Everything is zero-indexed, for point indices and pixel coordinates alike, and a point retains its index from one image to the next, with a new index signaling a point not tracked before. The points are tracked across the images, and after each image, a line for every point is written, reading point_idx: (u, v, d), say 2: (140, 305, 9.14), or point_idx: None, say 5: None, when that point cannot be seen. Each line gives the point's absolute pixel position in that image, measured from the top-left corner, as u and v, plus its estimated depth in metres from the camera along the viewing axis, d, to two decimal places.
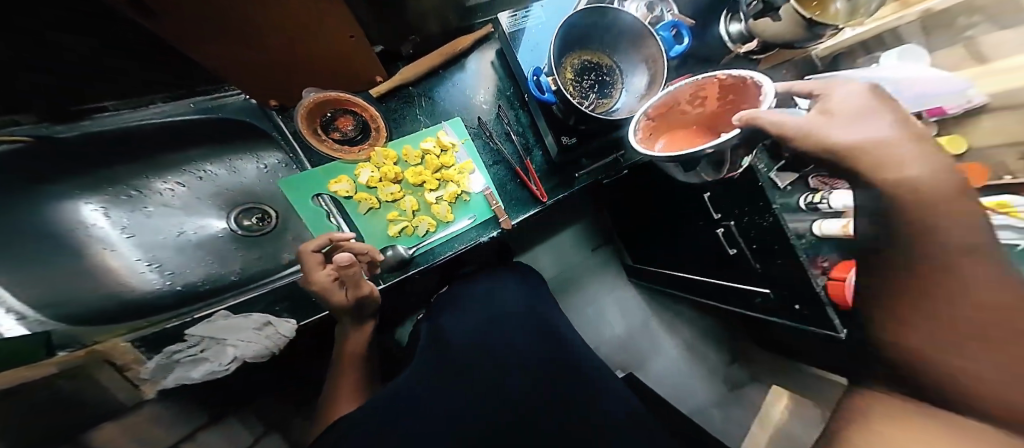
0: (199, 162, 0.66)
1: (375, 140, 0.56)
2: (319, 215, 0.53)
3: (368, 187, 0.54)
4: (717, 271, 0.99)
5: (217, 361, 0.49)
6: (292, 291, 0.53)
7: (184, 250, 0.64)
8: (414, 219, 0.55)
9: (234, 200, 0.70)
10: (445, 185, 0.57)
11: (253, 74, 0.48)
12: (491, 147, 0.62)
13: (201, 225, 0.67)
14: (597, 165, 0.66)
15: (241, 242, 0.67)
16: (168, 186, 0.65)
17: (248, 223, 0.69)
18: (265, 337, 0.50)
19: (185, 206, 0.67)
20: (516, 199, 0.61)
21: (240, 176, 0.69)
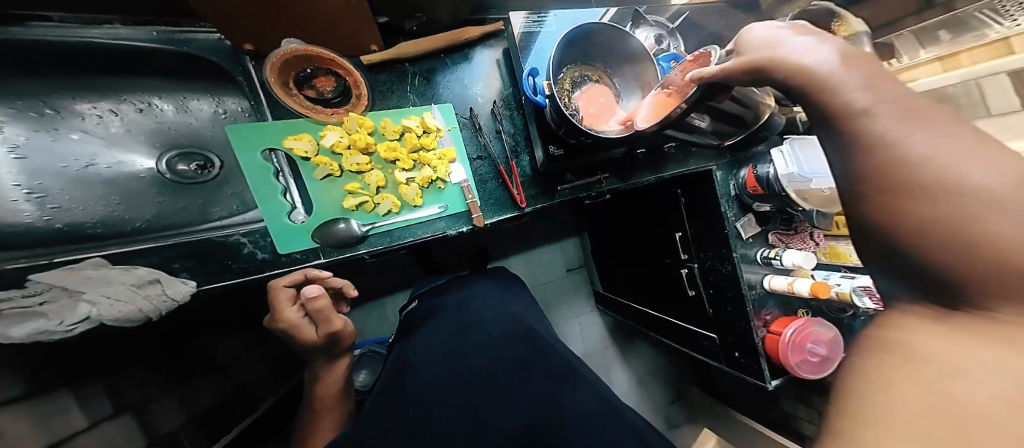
0: (145, 93, 0.56)
1: (353, 106, 0.49)
2: (266, 171, 0.47)
3: (331, 151, 0.48)
4: (674, 310, 1.01)
5: (59, 319, 0.36)
6: (203, 251, 0.46)
7: (90, 185, 0.50)
8: (376, 197, 0.50)
9: (176, 142, 0.59)
10: (419, 169, 0.53)
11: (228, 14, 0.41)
12: (479, 142, 0.59)
13: (122, 161, 0.54)
14: (581, 183, 0.65)
15: (171, 188, 0.56)
16: (93, 111, 0.52)
17: (184, 169, 0.58)
18: (143, 297, 0.41)
19: (107, 138, 0.54)
20: (495, 199, 0.59)
21: (192, 118, 0.59)
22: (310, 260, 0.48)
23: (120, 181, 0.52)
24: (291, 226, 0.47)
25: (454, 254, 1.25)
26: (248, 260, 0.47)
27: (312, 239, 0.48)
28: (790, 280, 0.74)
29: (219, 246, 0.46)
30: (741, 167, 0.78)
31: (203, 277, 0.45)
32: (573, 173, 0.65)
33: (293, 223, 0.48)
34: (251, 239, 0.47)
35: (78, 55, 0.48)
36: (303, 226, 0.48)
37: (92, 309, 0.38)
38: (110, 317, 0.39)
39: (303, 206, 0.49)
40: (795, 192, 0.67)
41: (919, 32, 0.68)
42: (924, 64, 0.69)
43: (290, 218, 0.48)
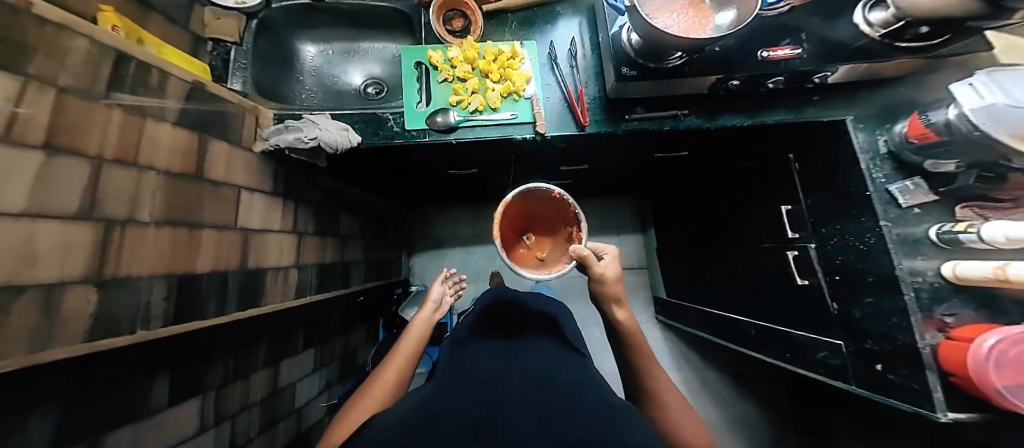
0: (370, 41, 0.81)
1: (470, 35, 0.68)
2: (410, 73, 0.67)
3: (450, 63, 0.67)
4: (767, 311, 0.77)
5: (305, 134, 0.58)
6: (368, 120, 0.65)
7: (330, 93, 0.78)
8: (469, 97, 0.65)
9: (373, 73, 0.81)
10: (503, 82, 0.66)
11: None
12: (555, 72, 0.69)
13: (346, 82, 0.81)
14: (651, 116, 0.66)
15: (361, 101, 0.79)
16: (346, 50, 0.82)
17: (371, 90, 0.80)
18: (339, 133, 0.59)
19: (345, 67, 0.81)
20: (562, 120, 0.67)
21: (387, 58, 0.81)
22: (420, 137, 0.64)
23: (342, 94, 0.79)
24: (416, 110, 0.65)
25: None
26: (388, 130, 0.64)
27: (425, 122, 0.64)
28: (998, 263, 0.45)
29: (376, 118, 0.65)
30: (897, 121, 0.61)
31: (366, 135, 0.63)
32: (643, 107, 0.67)
33: (417, 108, 0.65)
34: (393, 117, 0.65)
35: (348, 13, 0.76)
36: (421, 111, 0.65)
37: (318, 134, 0.58)
38: (325, 142, 0.58)
39: (425, 99, 0.66)
40: (1012, 133, 0.45)
41: None
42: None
43: (416, 105, 0.65)
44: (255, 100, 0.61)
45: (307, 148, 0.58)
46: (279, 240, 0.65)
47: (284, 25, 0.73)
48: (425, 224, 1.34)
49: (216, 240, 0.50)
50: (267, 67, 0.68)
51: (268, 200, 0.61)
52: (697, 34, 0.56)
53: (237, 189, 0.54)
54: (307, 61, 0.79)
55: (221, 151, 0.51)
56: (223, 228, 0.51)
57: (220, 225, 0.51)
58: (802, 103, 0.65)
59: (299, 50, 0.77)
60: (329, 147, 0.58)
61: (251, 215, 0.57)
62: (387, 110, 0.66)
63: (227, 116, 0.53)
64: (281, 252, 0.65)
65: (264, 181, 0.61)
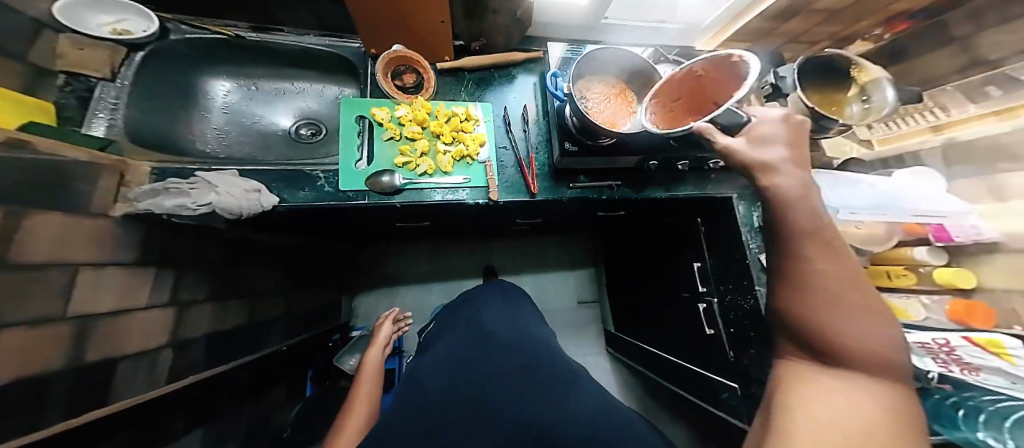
0: (304, 79, 0.74)
1: (421, 93, 0.67)
2: (352, 128, 0.64)
3: (398, 121, 0.65)
4: (688, 353, 0.89)
5: (195, 200, 0.48)
6: (288, 176, 0.59)
7: (248, 134, 0.69)
8: (418, 159, 0.63)
9: (307, 114, 0.74)
10: (456, 144, 0.67)
11: (366, 28, 0.61)
12: (508, 135, 0.72)
13: (272, 122, 0.72)
14: (592, 185, 0.72)
15: (290, 144, 0.71)
16: (275, 87, 0.74)
17: (303, 133, 0.73)
18: (244, 196, 0.51)
19: (271, 104, 0.73)
20: (513, 184, 0.69)
21: (324, 99, 0.74)
22: (356, 199, 0.59)
23: (265, 135, 0.70)
24: (355, 169, 0.61)
25: (463, 262, 1.34)
26: (314, 189, 0.59)
27: (365, 182, 0.60)
28: None
29: (299, 175, 0.59)
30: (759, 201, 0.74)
31: (285, 194, 0.56)
32: (586, 176, 0.73)
33: (356, 167, 0.61)
34: (326, 176, 0.60)
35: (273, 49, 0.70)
36: (361, 171, 0.61)
37: (215, 199, 0.49)
38: (222, 208, 0.50)
39: (367, 157, 0.63)
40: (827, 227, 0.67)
41: (964, 86, 0.68)
42: (974, 118, 0.66)
43: (355, 163, 0.62)
44: (130, 154, 0.51)
45: (197, 213, 0.49)
46: (146, 317, 0.51)
47: (186, 59, 0.65)
48: (371, 260, 1.29)
49: (30, 343, 0.36)
50: (151, 107, 0.58)
51: (132, 275, 0.49)
52: (614, 124, 0.62)
53: (75, 268, 0.42)
54: (219, 98, 0.69)
55: (48, 222, 0.38)
56: (36, 322, 0.37)
57: (35, 320, 0.37)
58: (697, 179, 0.78)
59: (210, 86, 0.68)
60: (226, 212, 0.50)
61: (92, 295, 0.44)
62: (319, 167, 0.61)
63: (71, 180, 0.42)
64: (143, 336, 0.50)
65: (126, 249, 0.48)
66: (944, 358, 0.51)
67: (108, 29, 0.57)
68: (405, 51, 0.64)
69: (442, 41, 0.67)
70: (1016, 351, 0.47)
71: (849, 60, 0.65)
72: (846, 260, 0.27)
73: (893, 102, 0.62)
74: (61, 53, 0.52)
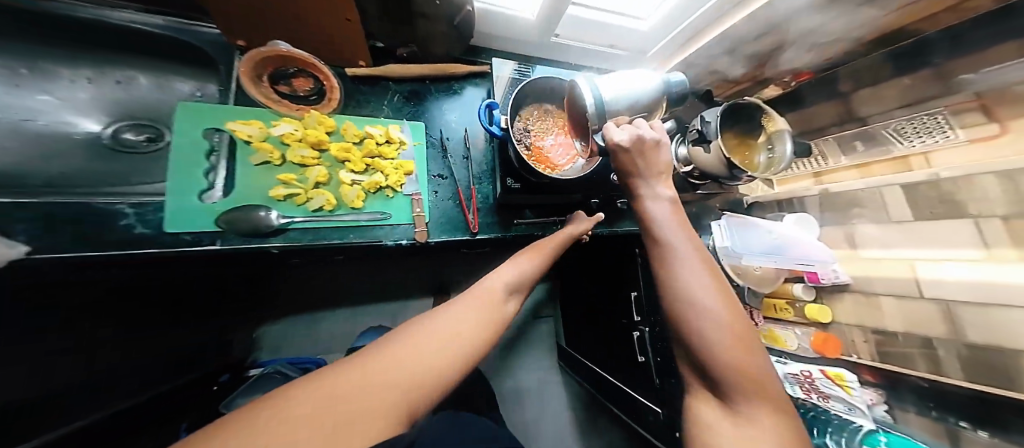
0: (127, 70, 0.63)
1: (318, 107, 0.53)
2: (198, 149, 0.47)
3: (280, 141, 0.50)
4: (627, 377, 0.93)
5: None
6: (84, 214, 0.39)
7: (26, 133, 0.53)
8: (309, 191, 0.49)
9: (131, 113, 0.63)
10: (371, 173, 0.54)
11: (232, 17, 0.45)
12: (443, 162, 0.62)
13: (70, 121, 0.58)
14: (538, 221, 0.67)
15: (101, 151, 0.57)
16: (75, 78, 0.60)
17: (128, 137, 0.61)
18: None
19: (70, 100, 0.59)
20: (448, 222, 0.60)
21: (157, 95, 0.65)
22: (202, 243, 0.43)
23: (53, 137, 0.55)
24: (200, 203, 0.44)
25: (401, 279, 1.21)
26: (120, 234, 0.40)
27: (216, 222, 0.44)
28: None
29: (99, 212, 0.40)
30: None
31: (72, 242, 0.37)
32: (532, 210, 0.68)
33: (202, 201, 0.45)
34: (140, 212, 0.42)
35: (71, 27, 0.58)
36: (209, 206, 0.44)
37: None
38: None
39: (221, 188, 0.46)
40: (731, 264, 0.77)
41: (839, 139, 0.77)
42: (842, 169, 0.78)
43: (202, 197, 0.45)
44: None
45: None
46: None
47: None
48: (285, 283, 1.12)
49: None
50: None
51: None
52: (556, 164, 0.56)
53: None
54: None
55: None
56: None
57: None
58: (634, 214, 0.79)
59: None
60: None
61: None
62: (142, 200, 0.43)
63: None
64: None
65: None
66: (806, 386, 0.73)
67: None
68: (293, 53, 0.48)
69: (348, 41, 0.53)
70: (850, 383, 0.67)
71: (763, 109, 0.70)
72: (732, 332, 0.32)
73: (789, 157, 0.67)
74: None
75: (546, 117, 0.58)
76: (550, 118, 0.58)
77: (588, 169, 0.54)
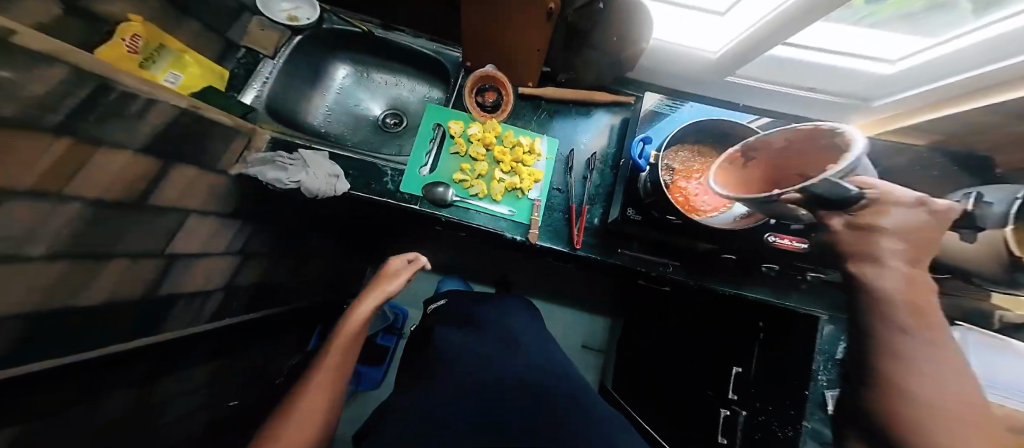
0: (404, 75, 0.81)
1: (498, 114, 0.65)
2: (425, 136, 0.65)
3: (468, 138, 0.65)
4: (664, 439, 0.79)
5: (286, 176, 0.55)
6: (362, 167, 0.61)
7: (350, 116, 0.79)
8: (473, 180, 0.63)
9: (398, 107, 0.82)
10: (512, 175, 0.65)
11: (468, 43, 0.60)
12: (566, 176, 0.67)
13: (370, 108, 0.81)
14: (644, 257, 0.65)
15: (376, 134, 0.79)
16: (381, 77, 0.82)
17: (392, 125, 0.81)
18: (326, 181, 0.57)
19: (374, 92, 0.82)
20: (554, 232, 0.65)
21: (415, 98, 0.82)
22: (411, 202, 0.60)
23: (361, 120, 0.79)
24: (417, 174, 0.62)
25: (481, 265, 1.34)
26: (382, 185, 0.61)
27: (422, 189, 0.61)
28: None
29: (371, 167, 0.61)
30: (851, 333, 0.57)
31: (356, 183, 0.59)
32: (639, 243, 0.66)
33: (419, 173, 0.62)
34: (393, 174, 0.62)
35: (388, 46, 0.77)
36: (420, 177, 0.62)
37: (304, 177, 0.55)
38: (306, 187, 0.55)
39: (430, 165, 0.63)
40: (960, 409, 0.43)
41: None
42: None
43: (419, 169, 0.62)
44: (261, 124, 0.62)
45: (286, 189, 0.56)
46: (214, 261, 0.57)
47: (326, 47, 0.76)
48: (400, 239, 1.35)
49: (126, 273, 0.41)
50: (289, 84, 0.71)
51: (219, 224, 0.56)
52: (696, 208, 0.52)
53: (186, 213, 0.48)
54: (335, 80, 0.80)
55: (184, 174, 0.46)
56: (142, 255, 0.43)
57: (138, 253, 0.42)
58: (776, 285, 0.67)
59: (332, 69, 0.79)
60: (312, 195, 0.56)
61: (191, 238, 0.50)
62: (390, 164, 0.63)
63: (212, 140, 0.50)
64: (207, 276, 0.55)
65: (222, 201, 0.55)
66: None
67: (286, 13, 0.69)
68: (495, 72, 0.64)
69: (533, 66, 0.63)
70: None
71: None
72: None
73: None
74: (250, 32, 0.66)
75: (689, 155, 0.54)
76: (692, 156, 0.54)
77: (737, 226, 0.48)
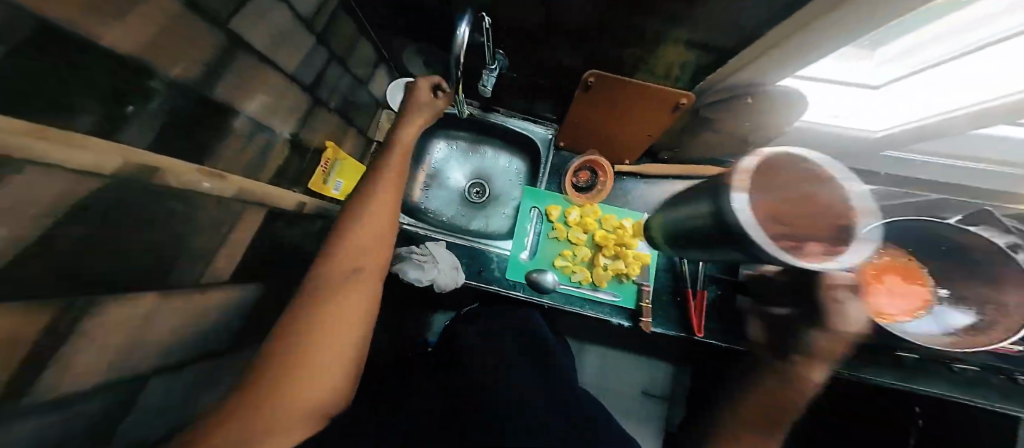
0: (495, 148, 0.83)
1: (597, 196, 0.66)
2: (523, 219, 0.68)
3: (567, 222, 0.66)
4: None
5: (423, 273, 0.61)
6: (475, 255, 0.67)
7: (444, 188, 0.82)
8: (575, 266, 0.63)
9: (487, 178, 0.83)
10: (615, 259, 0.62)
11: (568, 133, 0.62)
12: (673, 257, 0.64)
13: (459, 179, 0.83)
14: (790, 351, 0.54)
15: (466, 205, 0.81)
16: (473, 149, 0.84)
17: (480, 196, 0.82)
18: (451, 274, 0.62)
19: (465, 164, 0.83)
20: (667, 318, 0.60)
21: (505, 169, 0.82)
22: (514, 290, 0.62)
23: (453, 192, 0.82)
24: (519, 261, 0.65)
25: None
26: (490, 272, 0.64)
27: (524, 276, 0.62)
28: None
29: (481, 255, 0.68)
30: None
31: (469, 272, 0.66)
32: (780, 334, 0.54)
33: (521, 259, 0.66)
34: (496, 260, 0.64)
35: (485, 125, 0.79)
36: (523, 263, 0.65)
37: (435, 274, 0.61)
38: (439, 283, 0.61)
39: (529, 250, 0.66)
40: None
41: None
42: None
43: (522, 254, 0.65)
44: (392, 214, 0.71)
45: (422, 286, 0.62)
46: None
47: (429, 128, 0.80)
48: None
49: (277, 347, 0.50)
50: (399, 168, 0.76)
51: None
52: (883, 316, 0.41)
53: None
54: (432, 154, 0.82)
55: None
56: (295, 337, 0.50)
57: None
58: (1000, 388, 0.50)
59: (431, 144, 0.82)
60: (446, 288, 0.62)
61: None
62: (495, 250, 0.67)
63: None
64: None
65: None
66: None
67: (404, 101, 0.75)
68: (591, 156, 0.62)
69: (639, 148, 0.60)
70: None
71: None
72: None
73: None
74: (382, 126, 0.76)
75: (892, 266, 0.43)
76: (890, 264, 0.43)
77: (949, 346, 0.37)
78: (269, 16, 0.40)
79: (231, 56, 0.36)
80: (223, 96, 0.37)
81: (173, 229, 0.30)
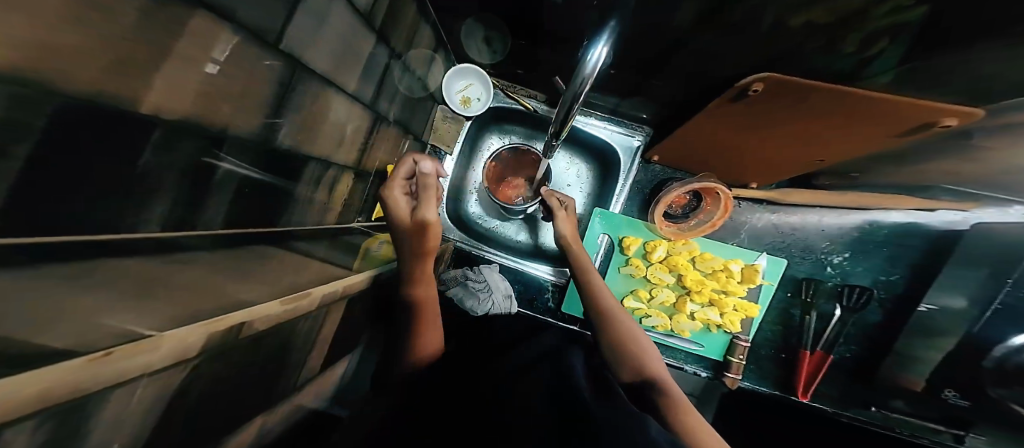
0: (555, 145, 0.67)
1: (706, 227, 0.57)
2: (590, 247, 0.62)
3: (647, 257, 0.60)
4: None
5: (477, 304, 0.59)
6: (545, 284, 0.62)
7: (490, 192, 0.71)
8: (650, 310, 0.59)
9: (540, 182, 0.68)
10: (707, 306, 0.59)
11: (688, 143, 0.51)
12: (781, 303, 0.61)
13: None
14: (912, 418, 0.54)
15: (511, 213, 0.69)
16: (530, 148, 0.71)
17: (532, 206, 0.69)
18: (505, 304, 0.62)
19: None
20: (757, 368, 0.60)
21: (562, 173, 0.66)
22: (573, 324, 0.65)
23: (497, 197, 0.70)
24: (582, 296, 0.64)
25: None
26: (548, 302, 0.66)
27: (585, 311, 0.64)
28: None
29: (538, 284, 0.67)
30: None
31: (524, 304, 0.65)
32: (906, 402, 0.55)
33: None
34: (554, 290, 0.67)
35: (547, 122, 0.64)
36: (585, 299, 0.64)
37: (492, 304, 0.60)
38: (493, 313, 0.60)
39: None
40: None
41: None
42: None
43: None
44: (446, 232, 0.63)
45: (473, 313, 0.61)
46: None
47: (482, 124, 0.69)
48: None
49: None
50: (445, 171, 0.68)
51: None
52: None
53: None
54: (484, 151, 0.71)
55: None
56: None
57: None
58: None
59: (484, 140, 0.71)
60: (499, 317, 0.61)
61: None
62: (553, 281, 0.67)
63: None
64: None
65: None
66: None
67: (461, 95, 0.66)
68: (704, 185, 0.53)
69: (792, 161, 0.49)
70: None
71: None
72: None
73: None
74: (437, 127, 0.68)
75: None
76: None
77: None
78: (332, 29, 0.31)
79: (298, 97, 0.29)
80: (294, 143, 0.31)
81: (278, 357, 0.24)
